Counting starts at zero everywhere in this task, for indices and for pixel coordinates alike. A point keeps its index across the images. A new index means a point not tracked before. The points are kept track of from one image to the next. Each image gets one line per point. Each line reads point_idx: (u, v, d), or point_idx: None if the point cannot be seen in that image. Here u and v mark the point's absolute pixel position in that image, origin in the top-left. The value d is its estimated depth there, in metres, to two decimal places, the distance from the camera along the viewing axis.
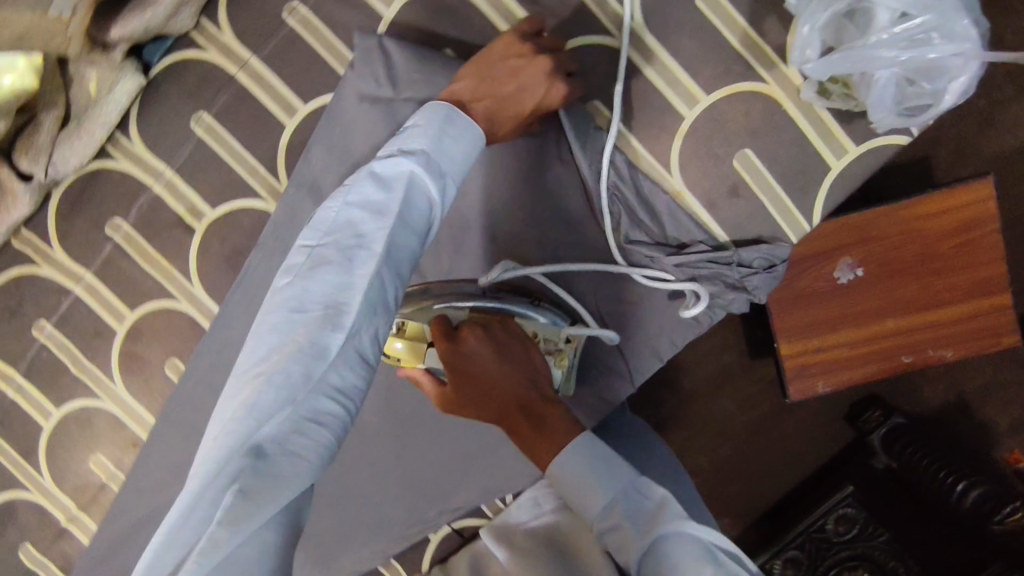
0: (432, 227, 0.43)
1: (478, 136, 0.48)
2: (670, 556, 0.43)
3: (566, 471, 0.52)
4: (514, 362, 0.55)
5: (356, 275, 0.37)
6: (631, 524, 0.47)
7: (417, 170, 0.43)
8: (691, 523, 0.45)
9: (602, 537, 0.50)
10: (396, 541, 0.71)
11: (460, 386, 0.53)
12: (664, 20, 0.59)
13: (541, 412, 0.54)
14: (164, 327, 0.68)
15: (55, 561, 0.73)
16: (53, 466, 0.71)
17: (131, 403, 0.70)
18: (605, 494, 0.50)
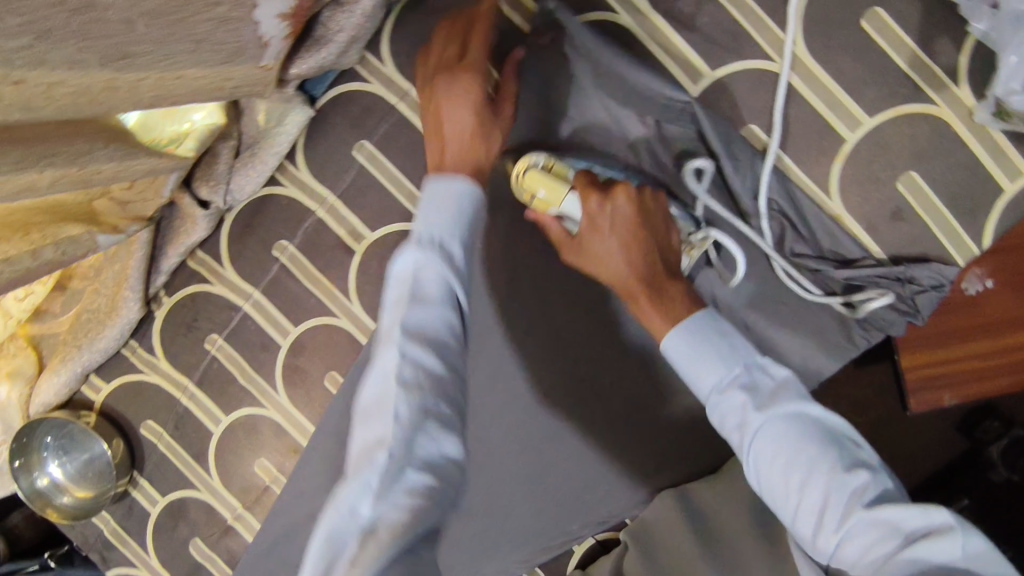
0: (452, 295, 0.51)
1: (462, 187, 0.54)
2: (796, 443, 0.49)
3: (678, 352, 0.54)
4: (654, 224, 0.57)
5: (391, 367, 0.46)
6: (749, 411, 0.51)
7: (423, 251, 0.51)
8: (811, 404, 0.50)
9: (708, 415, 0.54)
10: (538, 551, 0.73)
11: (591, 240, 0.57)
12: (829, 43, 0.58)
13: (664, 283, 0.56)
14: (324, 342, 0.72)
15: (222, 556, 0.79)
16: (222, 468, 0.77)
17: (293, 412, 0.75)
18: (714, 380, 0.53)
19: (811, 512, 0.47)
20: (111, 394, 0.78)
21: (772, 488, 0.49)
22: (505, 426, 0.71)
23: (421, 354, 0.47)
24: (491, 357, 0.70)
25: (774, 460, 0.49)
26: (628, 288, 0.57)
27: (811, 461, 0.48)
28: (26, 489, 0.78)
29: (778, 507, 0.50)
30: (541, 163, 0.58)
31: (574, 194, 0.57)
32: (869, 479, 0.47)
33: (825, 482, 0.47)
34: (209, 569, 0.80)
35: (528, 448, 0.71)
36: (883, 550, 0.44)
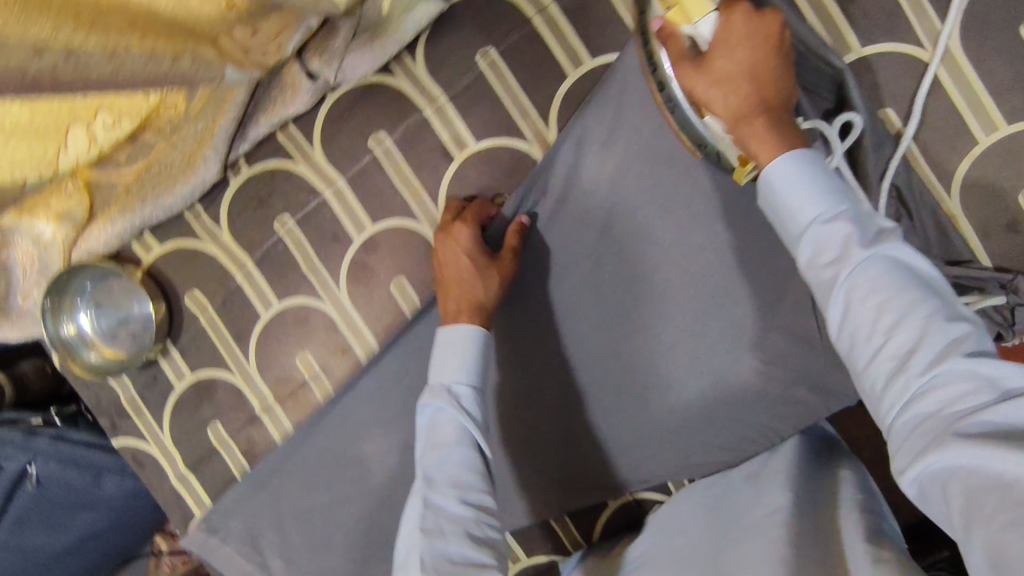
0: (472, 468, 0.60)
1: (466, 327, 0.63)
2: (893, 284, 0.46)
3: (784, 180, 0.51)
4: (786, 57, 0.53)
5: (423, 515, 0.57)
6: (850, 243, 0.48)
7: (437, 410, 0.61)
8: (907, 249, 0.48)
9: (797, 248, 0.51)
10: (574, 499, 0.73)
11: (719, 51, 0.52)
12: (987, 42, 0.58)
13: (779, 115, 0.53)
14: (400, 246, 0.70)
15: (240, 446, 0.77)
16: (261, 356, 0.75)
17: (350, 312, 0.73)
18: (817, 213, 0.50)
19: (895, 354, 0.44)
20: (163, 256, 0.75)
21: (855, 326, 0.46)
22: (568, 365, 0.70)
23: (446, 504, 0.57)
24: (567, 296, 0.69)
25: (872, 296, 0.46)
26: (742, 107, 0.53)
27: (913, 302, 0.45)
28: (52, 335, 0.73)
29: (856, 351, 0.47)
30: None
31: (715, 11, 0.53)
32: (969, 333, 0.43)
33: (920, 324, 0.44)
34: (223, 456, 0.77)
35: (587, 392, 0.70)
36: (973, 401, 0.40)
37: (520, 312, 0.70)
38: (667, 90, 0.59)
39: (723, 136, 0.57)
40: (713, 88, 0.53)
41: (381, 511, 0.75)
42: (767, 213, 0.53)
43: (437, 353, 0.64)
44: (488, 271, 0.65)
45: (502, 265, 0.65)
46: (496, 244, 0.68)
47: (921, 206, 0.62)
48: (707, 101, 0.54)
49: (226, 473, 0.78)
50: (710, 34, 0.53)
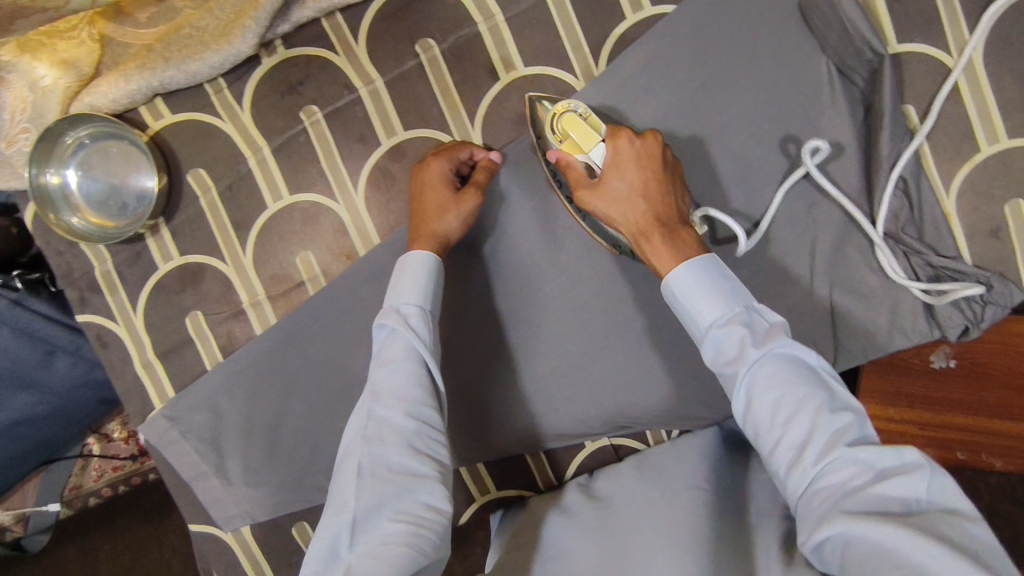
0: (416, 385, 0.58)
1: (424, 254, 0.63)
2: (785, 384, 0.51)
3: (683, 286, 0.56)
4: (673, 180, 0.60)
5: (364, 428, 0.57)
6: (742, 348, 0.53)
7: (389, 328, 0.60)
8: (796, 352, 0.53)
9: (701, 347, 0.56)
10: (553, 436, 0.74)
11: (610, 176, 0.60)
12: (1000, 62, 0.66)
13: (676, 227, 0.58)
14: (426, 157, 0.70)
15: (218, 339, 0.73)
16: (259, 248, 0.72)
17: (363, 218, 0.71)
18: (712, 317, 0.54)
19: (792, 448, 0.50)
20: (173, 127, 0.71)
21: (756, 420, 0.52)
22: (573, 303, 0.71)
23: (389, 419, 0.57)
24: (584, 235, 0.70)
25: (767, 397, 0.51)
26: (642, 220, 0.58)
27: (802, 398, 0.50)
28: (34, 189, 0.68)
29: (760, 440, 0.52)
30: (580, 112, 0.64)
31: (601, 143, 0.62)
32: (849, 422, 0.49)
33: (810, 420, 0.49)
34: (198, 347, 0.74)
35: (586, 333, 0.72)
36: (857, 483, 0.46)
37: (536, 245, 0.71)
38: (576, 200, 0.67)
39: None
40: (609, 204, 0.60)
41: None
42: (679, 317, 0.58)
43: (396, 274, 0.63)
44: (453, 206, 0.65)
45: (468, 200, 0.66)
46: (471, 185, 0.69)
47: (922, 200, 0.68)
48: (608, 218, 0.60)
49: (196, 366, 0.74)
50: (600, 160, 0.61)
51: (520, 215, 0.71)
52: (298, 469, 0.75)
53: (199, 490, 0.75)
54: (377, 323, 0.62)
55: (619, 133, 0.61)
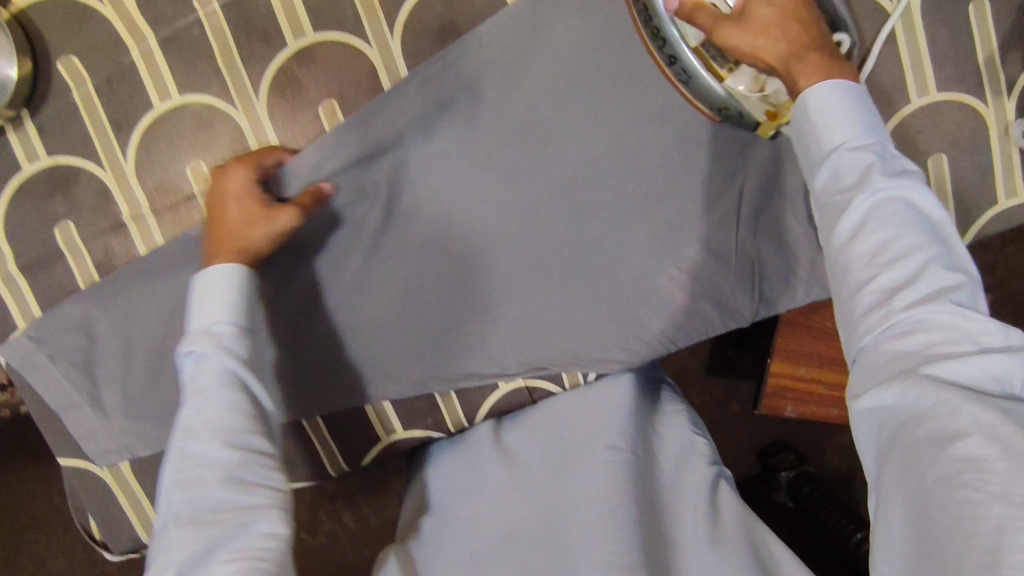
0: (231, 413, 0.53)
1: (225, 270, 0.57)
2: (907, 222, 0.46)
3: (822, 105, 0.50)
4: (810, 3, 0.53)
5: (180, 466, 0.51)
6: (871, 173, 0.48)
7: (199, 355, 0.55)
8: (929, 201, 0.47)
9: (816, 171, 0.51)
10: (466, 375, 0.71)
11: (757, 4, 0.51)
12: (938, 12, 0.65)
13: (827, 53, 0.51)
14: (339, 65, 0.64)
15: (94, 255, 0.65)
16: (143, 154, 0.64)
17: (265, 128, 0.65)
18: (845, 140, 0.50)
19: (884, 286, 0.45)
20: (40, 5, 0.61)
21: (853, 251, 0.47)
22: (496, 237, 0.67)
23: (203, 455, 0.51)
24: (511, 162, 0.65)
25: (883, 232, 0.46)
26: (792, 48, 0.51)
27: (917, 243, 0.45)
28: None
29: (846, 280, 0.48)
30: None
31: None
32: (962, 281, 0.44)
33: (917, 267, 0.44)
34: (69, 263, 0.65)
35: (505, 268, 0.68)
36: (947, 346, 0.42)
37: (457, 171, 0.65)
38: (679, 60, 0.57)
39: (753, 92, 0.56)
40: (757, 37, 0.51)
41: None
42: (799, 144, 0.53)
43: (196, 298, 0.58)
44: (251, 220, 0.59)
45: (278, 214, 0.59)
46: (382, 119, 0.64)
47: None
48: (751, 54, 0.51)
49: (67, 283, 0.66)
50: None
51: (441, 136, 0.65)
52: None
53: (69, 422, 0.68)
54: (184, 356, 0.56)
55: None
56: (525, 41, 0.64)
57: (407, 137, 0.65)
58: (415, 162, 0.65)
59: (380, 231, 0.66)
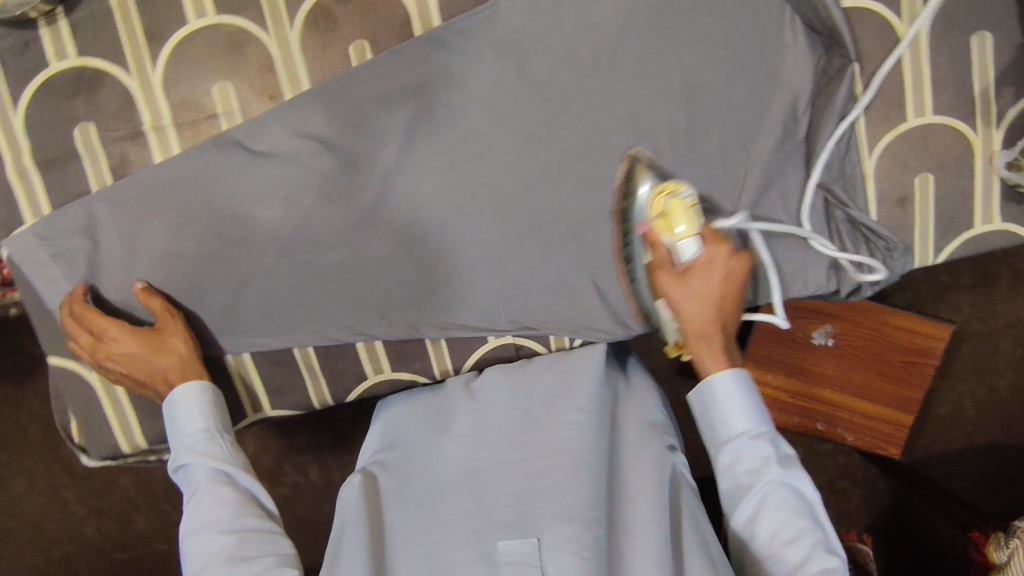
0: (224, 504, 0.65)
1: (190, 387, 0.67)
2: (789, 507, 0.64)
3: (725, 392, 0.68)
4: (736, 298, 0.67)
5: (194, 552, 0.63)
6: (767, 463, 0.65)
7: (188, 463, 0.67)
8: (802, 484, 0.66)
9: (722, 449, 0.68)
10: (457, 325, 0.74)
11: (701, 274, 0.65)
12: (942, 39, 0.69)
13: (718, 340, 0.68)
14: (373, 8, 0.67)
15: (109, 160, 0.67)
16: (171, 66, 0.66)
17: (294, 58, 0.67)
18: (744, 429, 0.67)
19: (782, 563, 0.62)
20: None
21: (756, 529, 0.64)
22: (502, 196, 0.70)
23: (208, 541, 0.63)
24: (525, 125, 0.68)
25: (776, 520, 0.63)
26: (703, 321, 0.67)
27: (802, 531, 0.63)
28: None
29: (753, 545, 0.65)
30: (687, 199, 0.65)
31: (698, 237, 0.65)
32: (837, 563, 0.61)
33: (807, 549, 0.62)
34: (82, 163, 0.67)
35: (506, 226, 0.70)
36: None
37: (473, 126, 0.68)
38: (633, 265, 0.71)
39: (668, 324, 0.72)
40: (687, 302, 0.66)
41: (252, 283, 0.70)
42: (705, 418, 0.70)
43: (171, 411, 0.67)
44: (166, 350, 0.67)
45: (167, 325, 0.68)
46: (408, 65, 0.67)
47: (846, 157, 0.70)
48: (677, 307, 0.67)
49: (78, 183, 0.67)
50: (691, 253, 0.65)
51: (462, 90, 0.67)
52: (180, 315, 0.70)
53: (63, 322, 0.70)
54: (177, 469, 0.68)
55: (723, 238, 0.66)
56: (554, 10, 0.66)
57: (430, 87, 0.67)
58: (434, 113, 0.68)
59: (392, 174, 0.69)
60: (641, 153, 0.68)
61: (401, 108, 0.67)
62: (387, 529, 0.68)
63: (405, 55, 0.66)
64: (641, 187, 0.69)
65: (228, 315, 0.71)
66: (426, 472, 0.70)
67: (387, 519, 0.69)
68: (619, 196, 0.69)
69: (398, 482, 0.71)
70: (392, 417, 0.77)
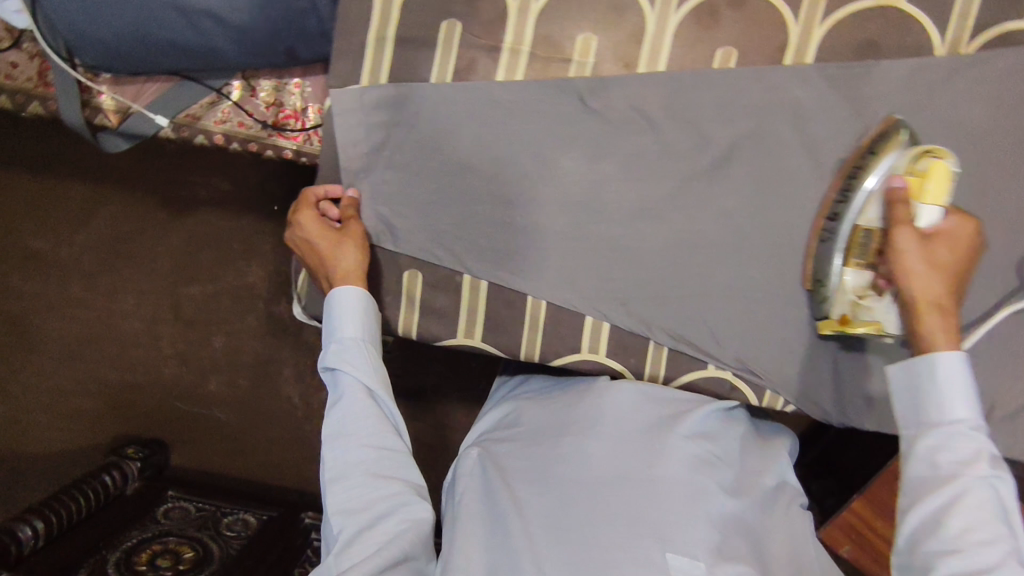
0: (368, 415, 0.68)
1: (356, 291, 0.69)
2: (992, 513, 0.51)
3: (944, 372, 0.56)
4: (958, 286, 0.60)
5: (334, 459, 0.67)
6: (980, 458, 0.53)
7: (335, 369, 0.69)
8: (1006, 489, 0.53)
9: (924, 432, 0.56)
10: (686, 343, 0.73)
11: (940, 243, 0.60)
12: None
13: (936, 319, 0.58)
14: (762, 23, 0.66)
15: (458, 61, 0.69)
16: (554, 2, 0.68)
17: (666, 39, 0.67)
18: (959, 416, 0.55)
19: (968, 570, 0.50)
20: None
21: (938, 522, 0.52)
22: (788, 243, 0.70)
23: (349, 451, 0.67)
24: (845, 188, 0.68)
25: (974, 523, 0.51)
26: (934, 290, 0.59)
27: (997, 539, 0.51)
28: None
29: (927, 541, 0.53)
30: (953, 169, 0.60)
31: (940, 210, 0.61)
32: None
33: (1001, 556, 0.50)
34: (434, 54, 0.69)
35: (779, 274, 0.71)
36: None
37: (795, 168, 0.68)
38: (835, 223, 0.66)
39: (851, 291, 0.67)
40: (922, 262, 0.59)
41: (523, 223, 0.72)
42: (903, 395, 0.59)
43: (327, 313, 0.70)
44: (336, 247, 0.70)
45: (354, 229, 0.71)
46: (767, 89, 0.67)
47: None
48: (903, 269, 0.59)
49: (420, 69, 0.70)
50: (931, 216, 0.60)
51: (805, 132, 0.68)
52: (451, 224, 0.72)
53: (335, 188, 0.72)
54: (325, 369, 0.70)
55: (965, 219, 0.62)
56: (925, 96, 0.66)
57: (776, 116, 0.68)
58: (766, 140, 0.68)
59: (701, 180, 0.70)
60: (897, 118, 0.66)
61: (740, 125, 0.68)
62: (511, 495, 0.68)
63: (769, 79, 0.67)
64: (893, 147, 0.64)
65: (490, 244, 0.72)
66: (556, 458, 0.69)
67: (510, 489, 0.68)
68: (846, 164, 0.67)
69: (520, 455, 0.71)
70: (510, 406, 0.80)
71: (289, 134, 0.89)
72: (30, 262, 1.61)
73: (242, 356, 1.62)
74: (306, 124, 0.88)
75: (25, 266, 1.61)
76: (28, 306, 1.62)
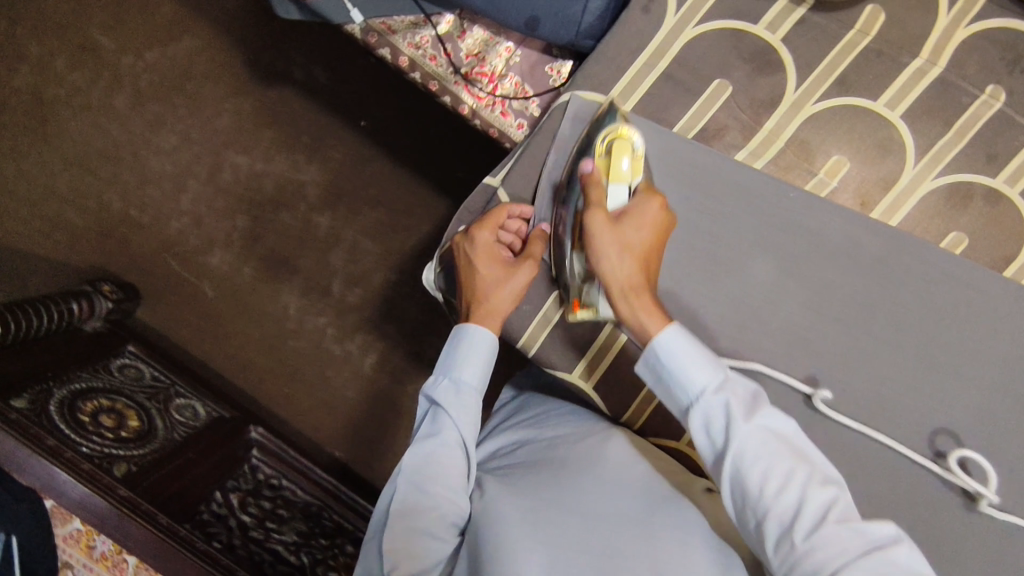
0: (455, 464, 0.66)
1: (491, 341, 0.69)
2: (771, 455, 0.53)
3: (671, 351, 0.58)
4: (648, 261, 0.63)
5: (406, 496, 0.65)
6: (735, 415, 0.55)
7: (441, 407, 0.68)
8: (767, 419, 0.56)
9: (688, 412, 0.58)
10: None
11: (631, 221, 0.63)
12: None
13: (620, 299, 0.62)
14: (1006, 228, 0.65)
15: (709, 123, 0.68)
16: (827, 112, 0.66)
17: (911, 196, 0.66)
18: (703, 386, 0.57)
19: (783, 520, 0.52)
20: None
21: (744, 489, 0.54)
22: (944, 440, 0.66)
23: (422, 493, 0.65)
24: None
25: (760, 477, 0.53)
26: (622, 274, 0.61)
27: (786, 472, 0.53)
28: None
29: (748, 511, 0.54)
30: (635, 148, 0.66)
31: (630, 188, 0.66)
32: (836, 492, 0.53)
33: (802, 489, 0.52)
34: (690, 105, 0.68)
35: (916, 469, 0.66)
36: (849, 547, 0.49)
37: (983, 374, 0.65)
38: (564, 208, 0.70)
39: (578, 276, 0.69)
40: (611, 246, 0.62)
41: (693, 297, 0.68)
42: (650, 376, 0.61)
43: (454, 346, 0.70)
44: (498, 283, 0.69)
45: (520, 277, 0.69)
46: (987, 288, 0.65)
47: None
48: (599, 251, 0.62)
49: (670, 111, 0.69)
50: (619, 196, 0.65)
51: (1005, 344, 0.65)
52: None
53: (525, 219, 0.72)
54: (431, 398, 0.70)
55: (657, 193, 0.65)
56: None
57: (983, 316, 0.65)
58: (965, 334, 0.66)
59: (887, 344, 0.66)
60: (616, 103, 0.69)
61: (946, 307, 0.66)
62: (483, 502, 0.66)
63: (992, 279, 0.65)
64: (603, 127, 0.68)
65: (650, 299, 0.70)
66: (534, 479, 0.67)
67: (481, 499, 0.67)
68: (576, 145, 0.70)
69: (508, 478, 0.69)
70: (517, 437, 0.79)
71: (475, 90, 0.82)
72: (87, 53, 1.49)
73: (257, 246, 1.48)
74: (497, 91, 0.82)
75: (81, 55, 1.49)
76: (63, 96, 1.49)
